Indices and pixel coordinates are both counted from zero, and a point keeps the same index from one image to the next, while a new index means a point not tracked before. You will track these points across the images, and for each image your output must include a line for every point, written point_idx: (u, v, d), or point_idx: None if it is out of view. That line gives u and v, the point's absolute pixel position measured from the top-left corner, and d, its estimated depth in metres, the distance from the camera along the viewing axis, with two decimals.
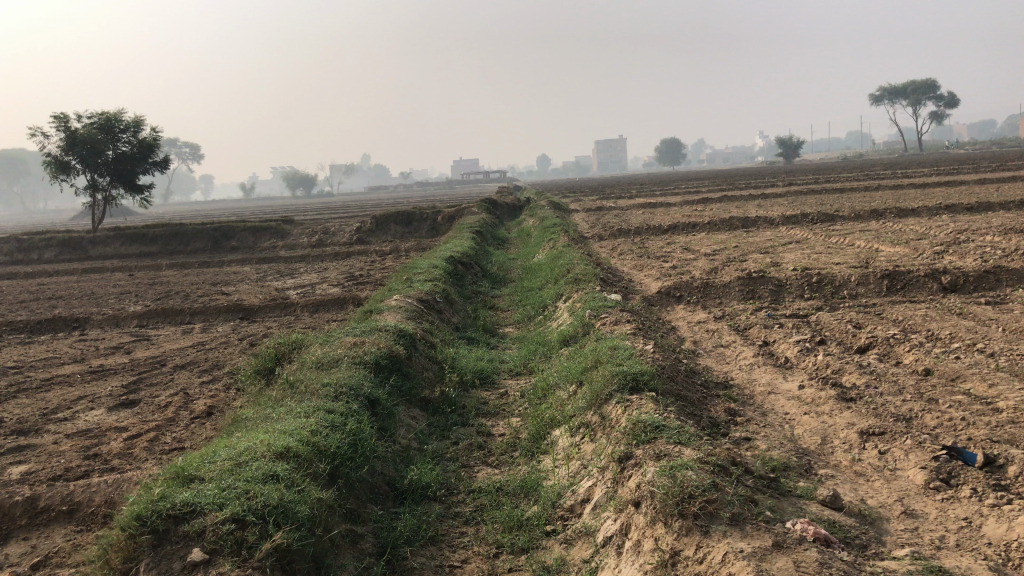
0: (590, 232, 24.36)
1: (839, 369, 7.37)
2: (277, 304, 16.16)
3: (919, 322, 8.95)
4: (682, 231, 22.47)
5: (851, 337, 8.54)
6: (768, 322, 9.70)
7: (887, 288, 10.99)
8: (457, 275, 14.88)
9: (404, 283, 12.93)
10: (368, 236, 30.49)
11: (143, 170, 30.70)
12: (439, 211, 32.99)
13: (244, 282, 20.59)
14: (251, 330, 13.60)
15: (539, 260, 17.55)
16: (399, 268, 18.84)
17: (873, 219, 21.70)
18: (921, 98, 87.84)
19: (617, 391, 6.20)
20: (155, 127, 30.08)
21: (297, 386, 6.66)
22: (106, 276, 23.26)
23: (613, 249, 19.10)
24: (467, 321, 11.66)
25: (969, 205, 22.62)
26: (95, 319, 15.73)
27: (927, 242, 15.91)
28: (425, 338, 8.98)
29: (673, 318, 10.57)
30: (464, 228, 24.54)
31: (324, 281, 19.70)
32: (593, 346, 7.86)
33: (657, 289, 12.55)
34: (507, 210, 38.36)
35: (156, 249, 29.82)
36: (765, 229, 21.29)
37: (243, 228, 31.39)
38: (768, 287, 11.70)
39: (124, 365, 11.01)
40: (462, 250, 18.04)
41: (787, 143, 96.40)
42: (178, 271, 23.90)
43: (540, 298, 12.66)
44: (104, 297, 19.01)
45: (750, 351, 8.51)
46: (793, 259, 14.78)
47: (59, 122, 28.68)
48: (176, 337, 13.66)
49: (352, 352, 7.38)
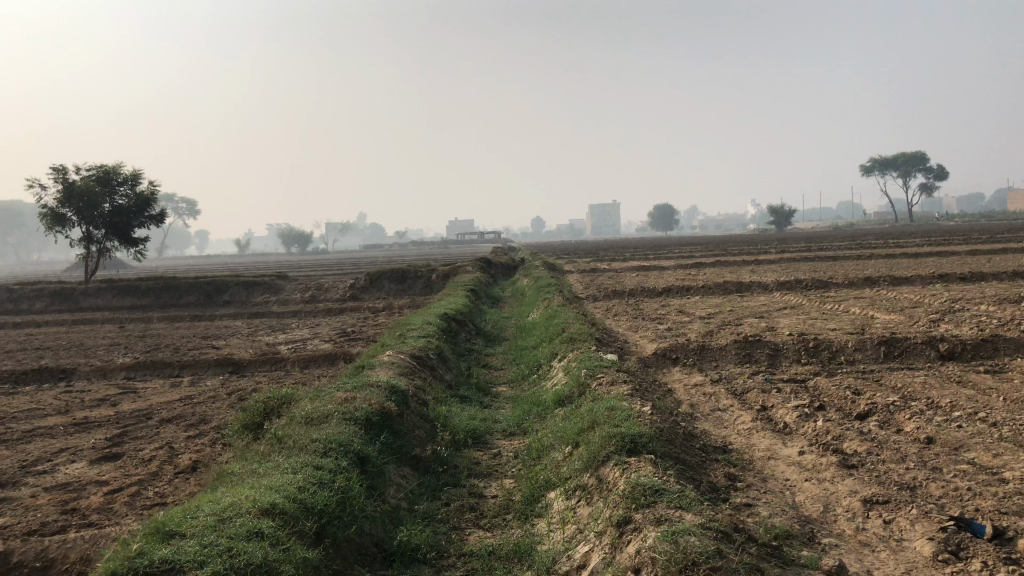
0: (584, 292, 24.38)
1: (840, 435, 7.22)
2: (268, 359, 15.98)
3: (919, 389, 8.83)
4: (676, 293, 22.48)
5: (850, 404, 8.41)
6: (766, 387, 9.56)
7: (884, 354, 10.90)
8: (451, 333, 14.79)
9: (398, 340, 12.81)
10: (362, 293, 30.44)
11: (139, 223, 30.72)
12: (433, 269, 33.03)
13: (235, 336, 20.43)
14: (240, 384, 13.41)
15: (534, 319, 17.50)
16: (393, 325, 18.73)
17: (867, 286, 21.76)
18: (911, 170, 89.22)
19: (615, 454, 6.04)
20: (153, 181, 30.20)
21: (286, 441, 6.49)
22: (97, 327, 23.08)
23: (607, 309, 19.08)
24: (460, 378, 11.51)
25: (963, 275, 22.72)
26: (83, 371, 15.52)
27: (922, 310, 15.91)
28: (417, 396, 8.81)
29: (668, 380, 10.44)
30: (458, 286, 24.53)
31: (316, 336, 19.56)
32: (589, 407, 7.71)
33: (652, 350, 12.46)
34: (502, 270, 38.42)
35: (147, 302, 29.66)
36: (759, 294, 21.33)
37: (237, 282, 31.30)
38: (764, 351, 11.60)
39: (109, 417, 10.80)
40: (457, 308, 17.99)
41: (779, 212, 97.46)
42: (169, 323, 23.74)
43: (535, 357, 12.55)
44: (93, 348, 18.80)
45: (748, 415, 8.36)
46: (789, 324, 14.74)
47: (57, 174, 28.79)
48: (164, 390, 13.45)
49: (342, 408, 7.22)
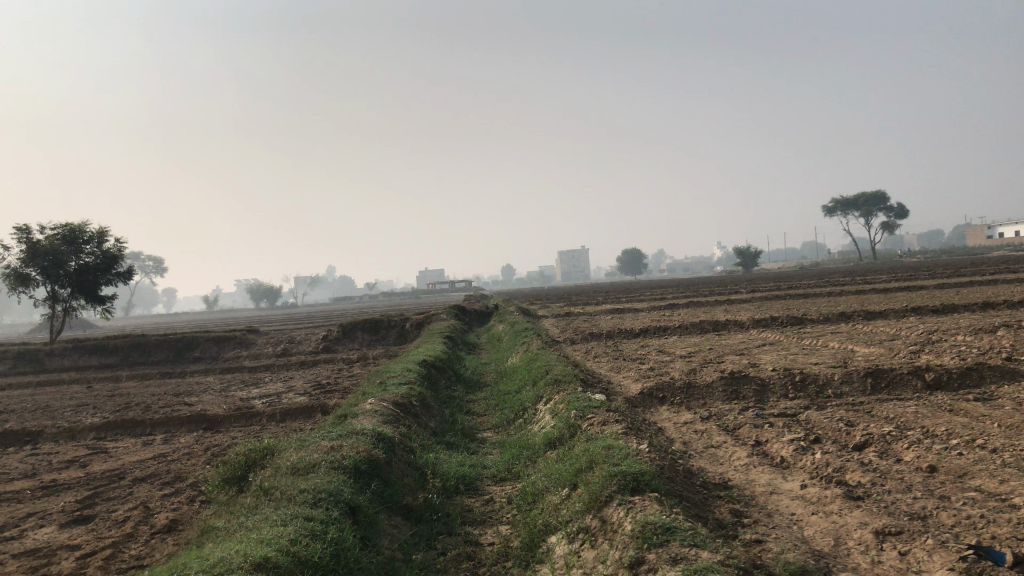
0: (562, 335, 24.22)
1: (841, 467, 7.05)
2: (242, 413, 15.55)
3: (912, 419, 8.72)
4: (654, 333, 22.42)
5: (845, 436, 8.27)
6: (758, 422, 9.41)
7: (871, 386, 10.81)
8: (431, 380, 14.50)
9: (379, 387, 12.53)
10: (335, 345, 30.00)
11: (106, 281, 30.17)
12: (407, 318, 32.75)
13: (207, 392, 19.91)
14: (215, 440, 12.98)
15: (514, 363, 17.29)
16: (370, 374, 18.37)
17: (842, 321, 21.85)
18: (872, 209, 90.82)
19: (617, 493, 5.84)
20: (120, 237, 29.76)
21: (272, 494, 6.19)
22: (63, 388, 22.45)
23: (587, 351, 18.92)
24: (445, 425, 11.24)
25: (935, 307, 22.90)
26: (50, 433, 14.98)
27: (901, 342, 15.93)
28: (403, 444, 8.54)
29: (657, 419, 10.25)
30: (434, 334, 24.29)
31: (291, 389, 19.12)
32: (583, 448, 7.50)
33: (638, 390, 12.28)
34: (476, 317, 38.20)
35: (115, 362, 28.97)
36: (736, 332, 21.32)
37: (207, 339, 30.73)
38: (751, 387, 11.47)
39: (78, 479, 10.35)
40: (435, 355, 17.74)
41: (746, 253, 98.53)
42: (138, 382, 23.17)
43: (519, 401, 12.31)
44: (59, 409, 18.22)
45: (743, 451, 8.18)
46: (771, 360, 14.66)
47: (21, 234, 28.27)
48: (135, 449, 12.97)
49: (329, 456, 6.94)
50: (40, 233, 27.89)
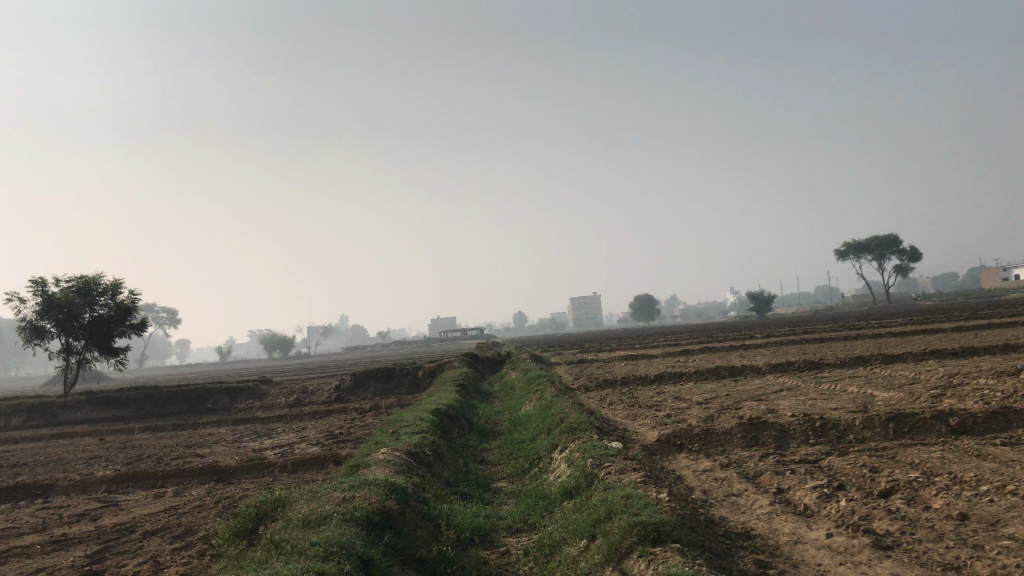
0: (576, 382, 24.04)
1: (867, 515, 6.85)
2: (255, 464, 15.40)
3: (939, 465, 8.49)
4: (669, 380, 22.20)
5: (870, 482, 8.06)
6: (779, 469, 9.21)
7: (893, 431, 10.57)
8: (444, 428, 14.33)
9: (391, 436, 12.38)
10: (348, 394, 29.84)
11: (120, 332, 30.26)
12: (420, 367, 32.63)
13: (220, 443, 19.78)
14: (227, 492, 12.82)
15: (527, 411, 17.10)
16: (383, 423, 18.20)
17: (859, 366, 21.57)
18: (885, 253, 90.48)
19: (638, 544, 5.68)
20: (134, 289, 29.92)
21: (282, 547, 6.05)
22: (76, 441, 22.37)
23: (602, 398, 18.70)
24: (459, 474, 11.05)
25: (955, 350, 22.58)
26: (61, 486, 14.85)
27: (920, 386, 15.67)
28: (417, 494, 8.36)
29: (675, 466, 10.05)
30: (447, 382, 24.13)
31: (304, 440, 18.97)
32: (601, 497, 7.32)
33: (655, 438, 12.07)
34: (489, 365, 38.02)
35: (128, 413, 28.91)
36: (752, 378, 21.06)
37: (220, 390, 30.67)
38: (771, 433, 11.25)
39: (88, 533, 10.21)
40: (448, 403, 17.59)
41: (759, 298, 98.16)
42: (150, 433, 23.08)
43: (534, 449, 12.12)
44: (71, 462, 18.11)
45: (765, 499, 7.98)
46: (789, 405, 14.44)
47: (37, 288, 28.51)
48: (147, 502, 12.83)
49: (342, 508, 6.80)
50: (55, 286, 28.11)
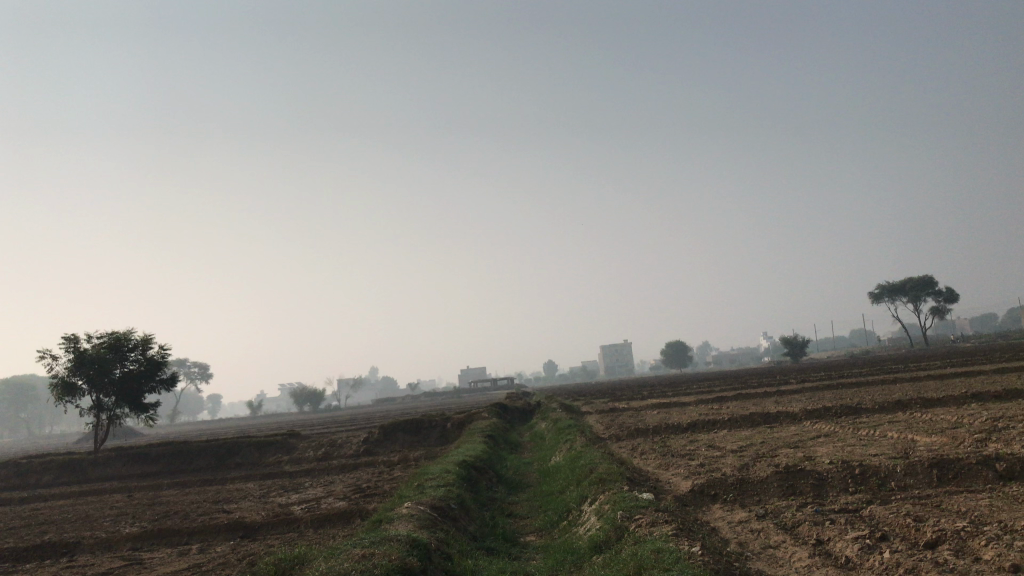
0: (606, 432, 23.61)
1: (913, 568, 6.48)
2: (281, 520, 15.16)
3: (987, 513, 8.08)
4: (702, 428, 21.71)
5: (915, 532, 7.67)
6: (819, 519, 8.82)
7: (937, 478, 10.13)
8: (471, 481, 14.04)
9: (417, 490, 12.14)
10: (376, 447, 29.59)
11: (150, 388, 30.38)
12: (448, 419, 32.37)
13: (247, 498, 19.58)
14: (251, 548, 12.60)
15: (556, 462, 16.76)
16: (410, 477, 17.88)
17: (898, 410, 20.96)
18: (920, 295, 88.94)
19: None
20: (163, 344, 30.12)
21: None
22: (105, 497, 22.31)
23: (634, 448, 18.26)
24: (485, 528, 10.75)
25: (997, 393, 21.87)
26: (86, 544, 14.71)
27: (963, 430, 15.13)
28: (440, 550, 8.09)
29: (709, 517, 9.69)
30: (475, 433, 23.80)
31: (331, 494, 18.72)
32: (631, 551, 7.03)
33: (688, 488, 11.69)
34: (519, 416, 37.63)
35: (158, 469, 28.87)
36: (788, 424, 20.52)
37: (249, 445, 30.59)
38: (808, 481, 10.84)
39: None
40: (476, 455, 17.28)
41: (792, 344, 96.73)
42: (179, 489, 22.93)
43: (562, 502, 11.79)
44: (98, 520, 18.00)
45: (804, 552, 7.62)
46: (826, 452, 13.98)
47: (69, 344, 28.79)
48: (171, 560, 12.66)
49: (359, 565, 6.57)
50: (87, 342, 28.37)
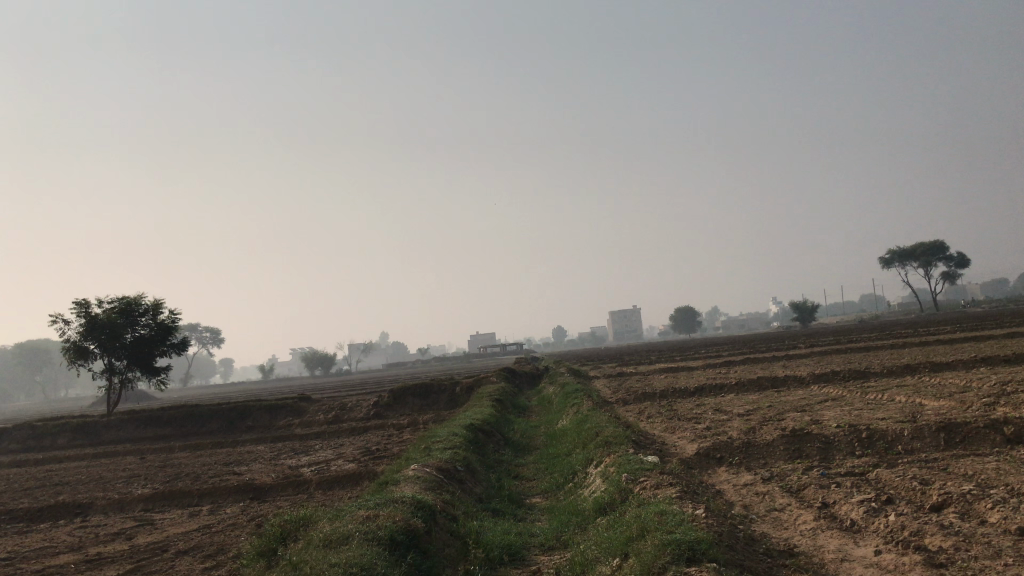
0: (614, 395, 23.70)
1: (918, 530, 6.46)
2: (290, 482, 15.27)
3: (994, 476, 8.04)
4: (709, 392, 21.74)
5: (920, 495, 7.65)
6: (824, 482, 8.80)
7: (944, 442, 10.10)
8: (479, 444, 14.10)
9: (424, 453, 12.18)
10: (386, 410, 29.79)
11: (162, 352, 30.54)
12: (457, 382, 32.53)
13: (257, 461, 19.71)
14: (261, 509, 12.71)
15: (564, 425, 16.82)
16: (418, 439, 17.97)
17: (907, 374, 20.94)
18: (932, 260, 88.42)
19: (672, 564, 5.46)
20: (174, 308, 30.22)
21: (302, 569, 5.85)
22: (117, 459, 22.53)
23: (641, 412, 18.29)
24: (491, 490, 10.79)
25: (1007, 357, 21.79)
26: (99, 504, 14.87)
27: (972, 394, 15.09)
28: (445, 512, 8.11)
29: (715, 480, 9.70)
30: (483, 397, 23.93)
31: (341, 456, 18.85)
32: (635, 513, 7.03)
33: (694, 451, 11.70)
34: (528, 380, 37.79)
35: (170, 432, 29.14)
36: (795, 388, 20.54)
37: (260, 408, 30.80)
38: (814, 445, 10.82)
39: (122, 552, 10.13)
40: (484, 418, 17.36)
41: (802, 309, 96.43)
42: (190, 452, 23.13)
43: (569, 465, 11.82)
44: (111, 481, 18.17)
45: (809, 514, 7.61)
46: (833, 415, 13.98)
47: (81, 309, 28.91)
48: (182, 521, 12.77)
49: (363, 527, 6.59)
50: (98, 307, 28.48)
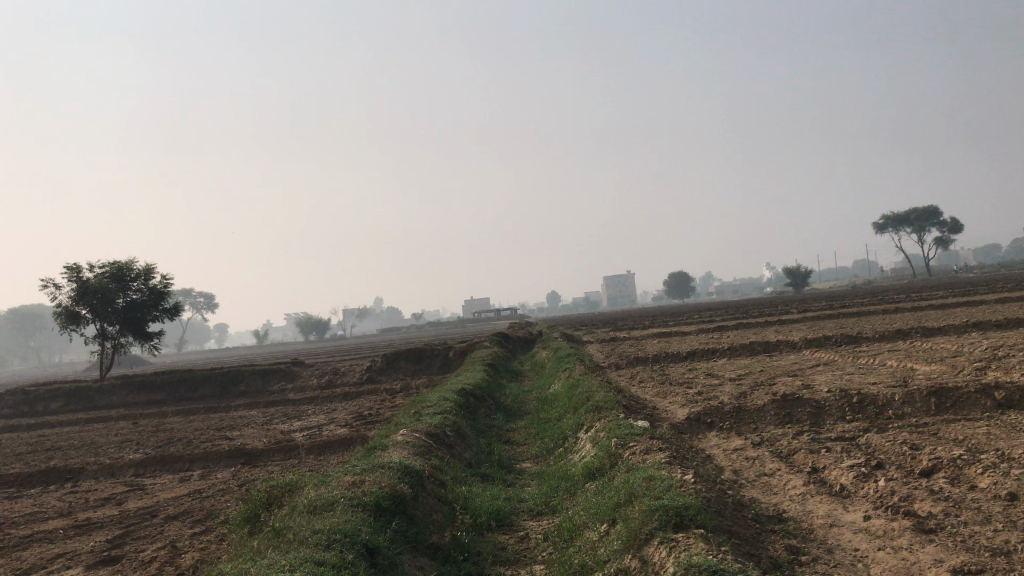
0: (606, 360, 23.74)
1: (908, 496, 6.42)
2: (281, 447, 15.23)
3: (984, 441, 8.01)
4: (701, 356, 21.75)
5: (910, 460, 7.61)
6: (815, 447, 8.76)
7: (935, 407, 10.06)
8: (470, 409, 14.07)
9: (414, 418, 12.15)
10: (379, 375, 29.79)
11: (154, 317, 30.38)
12: (450, 347, 32.51)
13: (250, 426, 19.68)
14: (251, 474, 12.69)
15: (556, 389, 16.82)
16: (410, 404, 17.94)
17: (898, 339, 20.99)
18: (926, 225, 88.50)
19: (659, 530, 5.41)
20: (166, 273, 30.04)
21: (284, 536, 5.79)
22: (109, 425, 22.50)
23: (633, 376, 18.28)
24: (481, 456, 10.75)
25: (998, 322, 21.83)
26: (90, 469, 14.82)
27: (963, 359, 15.11)
28: (433, 477, 8.06)
29: (705, 446, 9.68)
30: (476, 361, 23.95)
31: (333, 421, 18.82)
32: (623, 479, 6.97)
33: (684, 416, 11.68)
34: (521, 345, 37.81)
35: (163, 397, 29.07)
36: (788, 353, 20.57)
37: (253, 373, 30.76)
38: (805, 410, 10.79)
39: (112, 517, 10.08)
40: (475, 382, 17.36)
41: (795, 274, 96.56)
42: (183, 417, 23.10)
43: (560, 429, 11.78)
44: (103, 446, 18.12)
45: (799, 479, 7.58)
46: (825, 380, 13.97)
47: (71, 274, 28.69)
48: (172, 486, 12.73)
49: (349, 493, 6.54)
50: (88, 271, 28.26)
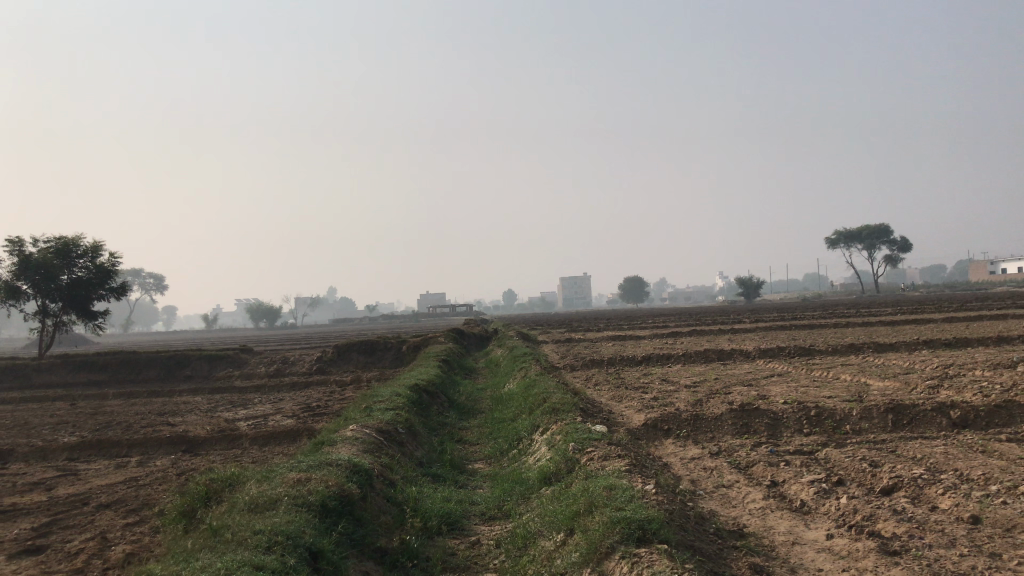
0: (561, 361, 23.55)
1: (871, 515, 6.27)
2: (225, 436, 14.73)
3: (943, 461, 7.93)
4: (656, 361, 21.68)
5: (870, 477, 7.49)
6: (774, 460, 8.62)
7: (892, 423, 10.00)
8: (422, 406, 13.75)
9: (364, 411, 11.81)
10: (329, 365, 29.22)
11: (99, 296, 29.39)
12: (403, 340, 32.07)
13: (193, 412, 19.07)
14: (191, 464, 12.21)
15: (510, 389, 16.56)
16: (359, 398, 17.53)
17: (850, 353, 21.14)
18: (875, 243, 90.24)
19: (621, 544, 5.17)
20: (114, 251, 29.10)
21: (222, 535, 5.42)
22: (45, 405, 21.68)
23: (588, 379, 18.09)
24: (432, 454, 10.43)
25: (947, 340, 22.13)
26: (20, 451, 14.16)
27: (915, 376, 15.17)
28: (383, 476, 7.74)
29: (662, 453, 9.50)
30: (429, 356, 23.60)
31: (280, 411, 18.33)
32: (582, 486, 6.73)
33: (641, 422, 11.49)
34: (476, 342, 37.53)
35: (103, 378, 28.14)
36: (742, 362, 20.58)
37: (199, 357, 29.98)
38: (763, 421, 10.68)
39: (40, 503, 9.54)
40: (429, 378, 17.01)
41: (747, 284, 97.65)
42: (124, 400, 22.37)
43: (514, 430, 11.51)
44: (37, 427, 17.38)
45: (759, 493, 7.42)
46: (780, 391, 13.90)
47: (14, 247, 27.64)
48: (107, 472, 12.17)
49: (294, 491, 6.19)
50: (32, 245, 27.26)
